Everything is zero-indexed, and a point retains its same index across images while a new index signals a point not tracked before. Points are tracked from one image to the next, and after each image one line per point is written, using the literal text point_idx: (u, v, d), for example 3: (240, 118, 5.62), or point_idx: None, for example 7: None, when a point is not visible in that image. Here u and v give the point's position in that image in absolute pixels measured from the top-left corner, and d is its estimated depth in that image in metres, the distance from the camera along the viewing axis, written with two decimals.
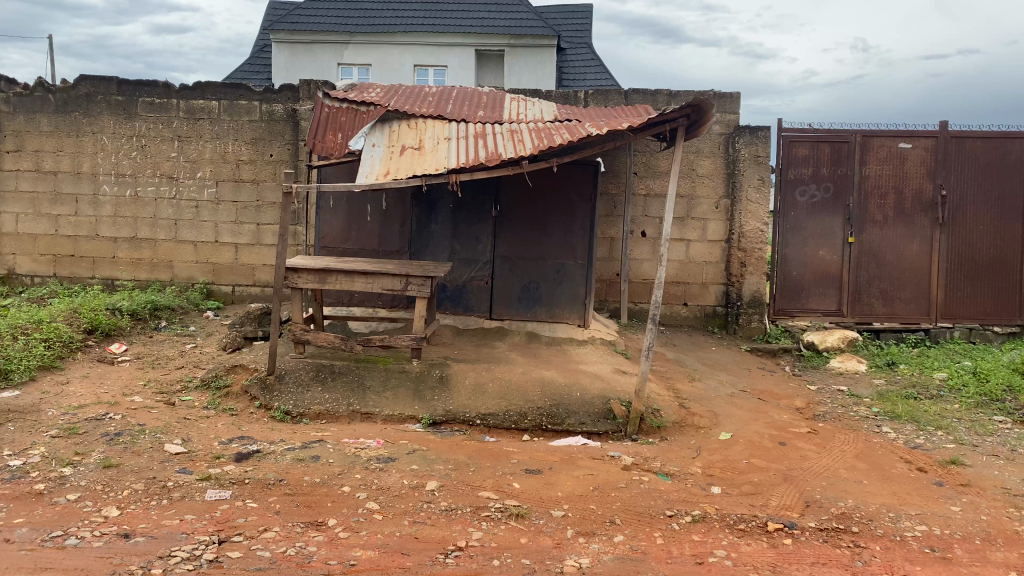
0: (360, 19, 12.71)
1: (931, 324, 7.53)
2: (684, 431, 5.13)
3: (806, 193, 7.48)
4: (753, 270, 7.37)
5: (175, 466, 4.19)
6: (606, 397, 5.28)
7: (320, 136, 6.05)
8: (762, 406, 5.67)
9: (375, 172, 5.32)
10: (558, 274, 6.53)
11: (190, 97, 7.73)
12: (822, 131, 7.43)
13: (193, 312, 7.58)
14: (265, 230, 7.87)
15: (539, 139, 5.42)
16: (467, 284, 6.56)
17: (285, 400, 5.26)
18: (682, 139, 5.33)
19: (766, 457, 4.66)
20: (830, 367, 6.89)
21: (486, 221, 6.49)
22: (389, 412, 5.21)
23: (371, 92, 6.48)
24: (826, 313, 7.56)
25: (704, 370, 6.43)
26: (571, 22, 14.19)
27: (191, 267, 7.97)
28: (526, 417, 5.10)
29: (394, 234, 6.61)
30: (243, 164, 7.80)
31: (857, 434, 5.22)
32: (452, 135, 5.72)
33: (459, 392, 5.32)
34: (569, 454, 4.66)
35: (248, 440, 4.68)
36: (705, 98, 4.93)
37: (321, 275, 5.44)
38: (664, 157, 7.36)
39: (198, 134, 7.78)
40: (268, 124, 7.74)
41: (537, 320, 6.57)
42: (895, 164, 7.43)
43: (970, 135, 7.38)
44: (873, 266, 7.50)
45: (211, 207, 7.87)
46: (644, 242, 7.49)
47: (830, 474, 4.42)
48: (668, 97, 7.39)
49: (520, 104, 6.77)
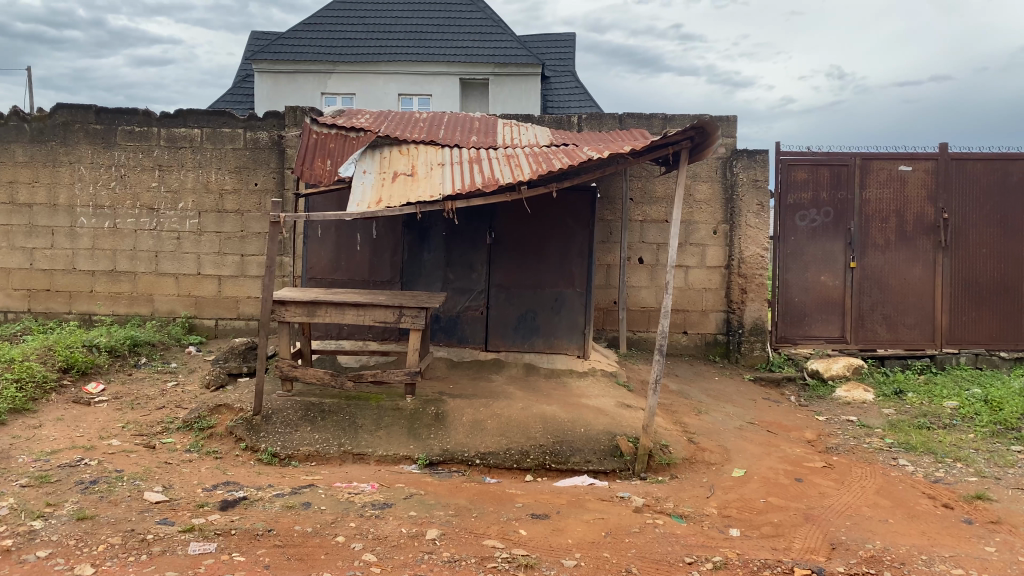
0: (343, 48, 12.55)
1: (936, 349, 7.35)
2: (694, 468, 4.88)
3: (806, 217, 7.32)
4: (754, 297, 7.18)
5: (155, 517, 3.88)
6: (611, 433, 5.03)
7: (308, 162, 5.76)
8: (773, 440, 5.44)
9: (367, 200, 5.07)
10: (555, 304, 6.33)
11: (171, 125, 7.49)
12: (821, 154, 7.28)
13: (175, 348, 7.28)
14: (249, 261, 7.60)
15: (537, 163, 5.22)
16: (462, 314, 6.34)
17: (273, 441, 4.95)
18: (685, 163, 5.12)
19: (784, 496, 4.41)
20: (837, 397, 6.67)
21: (481, 249, 6.29)
22: (383, 452, 4.91)
23: (360, 119, 6.25)
24: (830, 340, 7.37)
25: (709, 402, 6.20)
26: (555, 51, 14.10)
27: (173, 301, 7.68)
28: (528, 455, 4.83)
29: (384, 264, 6.36)
30: (226, 194, 7.55)
31: (874, 468, 4.99)
32: (446, 161, 5.51)
33: (457, 430, 5.06)
34: (576, 496, 4.40)
35: (234, 485, 4.39)
36: (709, 119, 4.73)
37: (310, 308, 5.16)
38: (660, 182, 7.18)
39: (179, 163, 7.53)
40: (253, 153, 7.49)
41: (535, 351, 6.34)
42: (895, 187, 7.29)
43: (971, 157, 7.26)
44: (876, 291, 7.32)
45: (193, 238, 7.60)
46: (641, 269, 7.28)
47: (853, 513, 4.18)
48: (663, 121, 7.20)
49: (513, 129, 6.59)
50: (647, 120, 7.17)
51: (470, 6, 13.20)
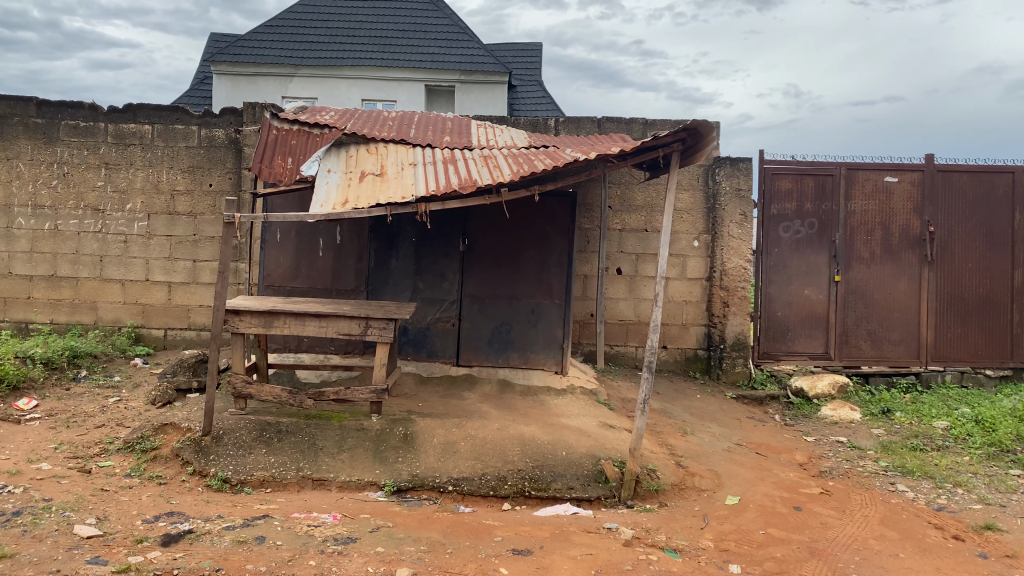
0: (305, 51, 12.08)
1: (921, 367, 7.11)
2: (685, 495, 4.52)
3: (790, 228, 7.05)
4: (736, 311, 6.89)
5: (86, 554, 3.38)
6: (595, 456, 4.65)
7: (267, 160, 5.28)
8: (764, 463, 5.12)
9: (331, 200, 4.64)
10: (532, 316, 5.96)
11: (120, 120, 6.98)
12: (805, 164, 7.03)
13: (119, 359, 6.73)
14: (202, 267, 7.09)
15: (518, 165, 4.86)
16: (432, 326, 5.94)
17: (223, 464, 4.49)
18: (676, 167, 4.76)
19: (785, 527, 4.06)
20: (823, 416, 6.39)
21: (453, 256, 5.91)
22: (346, 477, 4.47)
23: (324, 115, 5.82)
24: (813, 356, 7.09)
25: (693, 422, 5.85)
26: (522, 60, 13.78)
27: (118, 309, 7.14)
28: (505, 482, 4.44)
29: (349, 271, 5.92)
30: (178, 195, 7.05)
31: (872, 494, 4.68)
32: (418, 161, 5.13)
33: (427, 453, 4.64)
34: (559, 527, 4.02)
35: (179, 516, 3.90)
36: (703, 120, 4.38)
37: (266, 318, 4.71)
38: (641, 190, 6.87)
39: (128, 162, 7.02)
40: (208, 151, 7.01)
41: (510, 366, 5.96)
42: (881, 199, 7.06)
43: (957, 169, 7.06)
44: (860, 306, 7.07)
45: (142, 242, 7.08)
46: (619, 281, 6.95)
47: (860, 547, 3.85)
48: (643, 126, 6.88)
49: (488, 130, 6.21)
50: (627, 124, 6.84)
51: (436, 12, 12.84)
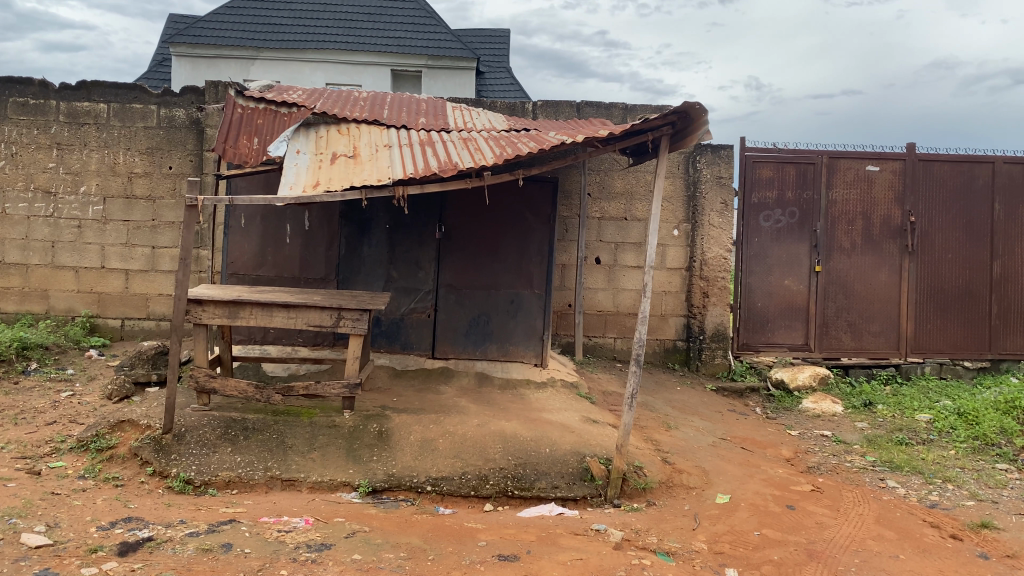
0: (268, 33, 11.67)
1: (901, 359, 7.03)
2: (673, 493, 4.34)
3: (771, 218, 6.91)
4: (716, 301, 6.73)
5: (34, 567, 3.07)
6: (580, 454, 4.45)
7: (232, 140, 4.95)
8: (752, 459, 4.96)
9: (301, 182, 4.35)
10: (511, 307, 5.75)
11: (73, 98, 6.60)
12: (787, 152, 6.88)
13: (73, 351, 6.37)
14: (161, 254, 6.73)
15: (500, 147, 4.62)
16: (406, 317, 5.69)
17: (186, 464, 4.19)
18: (666, 151, 4.53)
19: (780, 527, 3.90)
20: (805, 409, 6.27)
21: (429, 244, 5.66)
22: (318, 477, 4.22)
23: (292, 94, 5.52)
24: (793, 348, 6.97)
25: (676, 416, 5.68)
26: (489, 46, 13.50)
27: (71, 298, 6.76)
28: (487, 481, 4.22)
29: (318, 259, 5.64)
30: (136, 178, 6.68)
31: (863, 491, 4.55)
32: (393, 143, 4.87)
33: (404, 451, 4.41)
34: (545, 530, 3.81)
35: (137, 523, 3.61)
36: (694, 102, 4.16)
37: (231, 309, 4.43)
38: (621, 177, 6.67)
39: (81, 142, 6.64)
40: (167, 132, 6.66)
41: (487, 359, 5.74)
42: (862, 188, 6.95)
43: (938, 159, 6.97)
44: (841, 297, 6.96)
45: (97, 227, 6.71)
46: (598, 270, 6.75)
47: (859, 548, 3.69)
48: (623, 111, 6.67)
49: (464, 112, 5.95)
50: (606, 109, 6.63)
51: None
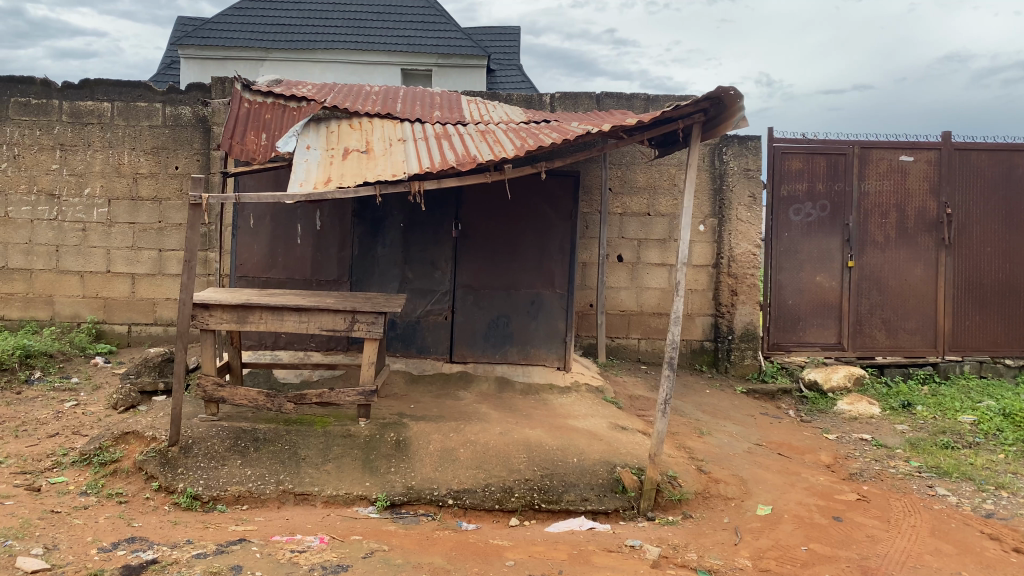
0: (276, 34, 11.45)
1: (939, 357, 6.73)
2: (710, 504, 4.08)
3: (800, 211, 6.62)
4: (745, 299, 6.45)
5: None
6: (611, 463, 4.18)
7: (239, 135, 4.70)
8: (790, 466, 4.69)
9: (312, 178, 4.10)
10: (532, 308, 5.49)
11: (76, 97, 6.40)
12: (817, 142, 6.60)
13: (78, 359, 6.16)
14: (168, 257, 6.51)
15: (520, 139, 4.37)
16: (422, 319, 5.45)
17: (193, 479, 3.96)
18: (697, 141, 4.26)
19: (828, 541, 3.63)
20: (840, 411, 5.99)
21: (445, 243, 5.42)
22: (332, 491, 3.97)
23: (302, 88, 5.28)
24: (825, 347, 6.68)
25: (708, 420, 5.42)
26: (499, 44, 13.24)
27: (77, 303, 6.55)
28: (512, 493, 3.96)
29: (330, 260, 5.40)
30: (141, 179, 6.46)
31: (912, 500, 4.26)
32: (407, 137, 4.63)
33: (422, 462, 4.16)
34: (576, 547, 3.56)
35: (141, 544, 3.37)
36: (725, 88, 3.89)
37: (240, 314, 4.19)
38: (643, 170, 6.40)
39: (85, 143, 6.43)
40: (173, 131, 6.43)
41: (508, 363, 5.49)
42: (896, 179, 6.65)
43: (975, 147, 6.66)
44: (875, 293, 6.67)
45: (102, 230, 6.50)
46: (621, 268, 6.48)
47: (917, 564, 3.41)
48: (645, 101, 6.39)
49: (481, 105, 5.70)
50: (628, 99, 6.35)
51: None
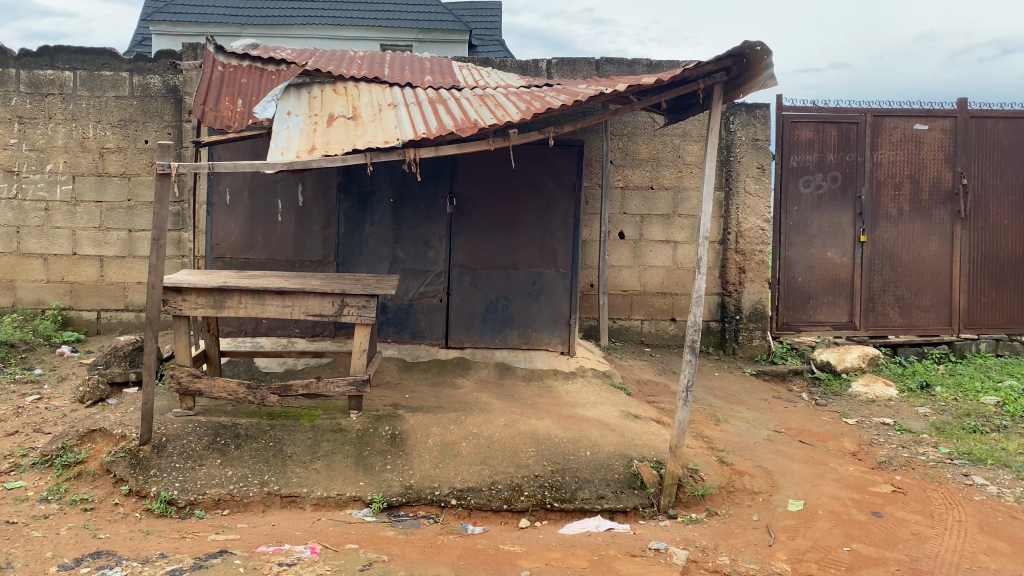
0: (250, 9, 10.91)
1: (954, 335, 6.44)
2: (736, 500, 3.75)
3: (811, 183, 6.28)
4: (754, 277, 6.11)
5: None
6: (627, 457, 3.83)
7: (212, 101, 4.25)
8: (815, 455, 4.37)
9: (294, 147, 3.69)
10: (533, 288, 5.13)
11: (34, 65, 5.92)
12: (827, 110, 6.25)
13: (43, 348, 5.73)
14: (139, 238, 6.06)
15: (524, 103, 3.99)
16: (415, 302, 5.07)
17: (167, 482, 3.57)
18: (716, 102, 3.89)
19: (871, 541, 3.31)
20: (856, 393, 5.69)
21: (439, 219, 5.03)
22: (322, 492, 3.60)
23: (280, 51, 4.84)
24: (836, 326, 6.38)
25: (721, 406, 5.09)
26: (481, 20, 12.76)
27: (41, 289, 6.10)
28: (521, 492, 3.61)
29: (315, 239, 4.99)
30: (108, 154, 6.00)
31: (951, 490, 3.94)
32: (398, 102, 4.22)
33: (421, 458, 3.79)
34: (597, 551, 3.20)
35: (107, 559, 2.98)
36: (750, 46, 3.51)
37: (216, 298, 3.79)
38: (646, 142, 6.02)
39: (46, 115, 5.96)
40: (142, 102, 5.97)
41: (508, 348, 5.13)
42: (910, 148, 6.32)
43: (992, 115, 6.34)
44: (888, 269, 6.36)
45: (66, 210, 6.04)
46: (622, 246, 6.12)
47: (974, 566, 3.08)
48: (648, 67, 6.00)
49: (474, 70, 5.29)
50: (629, 65, 5.96)
51: None
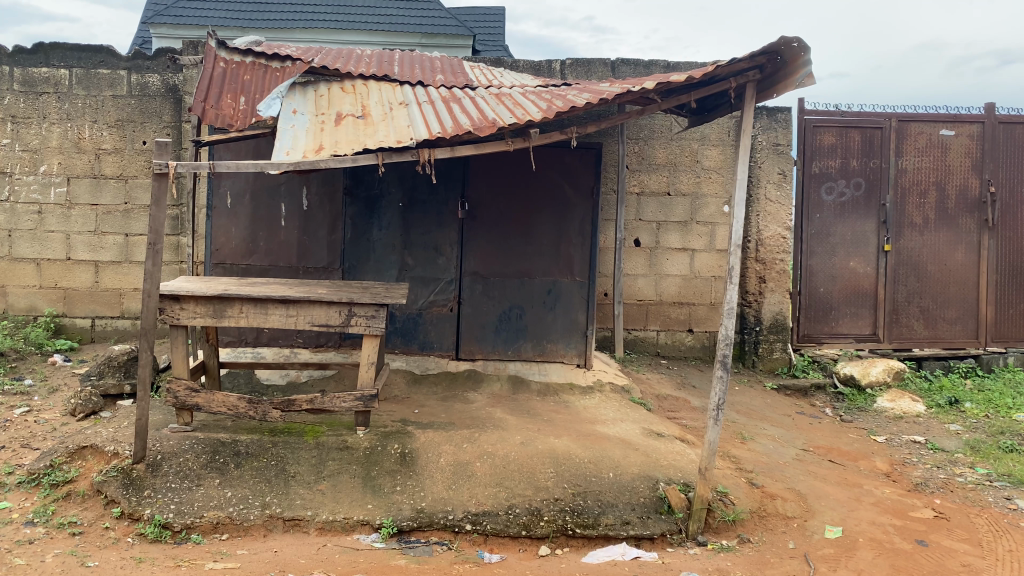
0: (252, 12, 10.71)
1: (980, 349, 6.22)
2: (770, 526, 3.51)
3: (833, 190, 6.06)
4: (774, 287, 5.89)
5: None
6: (652, 479, 3.60)
7: (214, 99, 4.03)
8: (848, 476, 4.14)
9: (301, 146, 3.45)
10: (547, 298, 4.90)
11: (28, 63, 5.71)
12: (851, 115, 6.03)
13: (34, 357, 5.49)
14: (136, 243, 5.83)
15: (544, 102, 3.76)
16: (424, 312, 4.84)
17: (162, 503, 3.33)
18: (748, 101, 3.67)
19: (919, 572, 3.07)
20: (882, 409, 5.45)
21: (450, 225, 4.81)
22: (327, 515, 3.36)
23: (286, 49, 4.63)
24: (859, 338, 6.16)
25: (745, 423, 4.86)
26: (485, 26, 12.55)
27: (33, 295, 5.86)
28: (541, 516, 3.37)
29: (320, 244, 4.77)
30: (104, 155, 5.77)
31: (995, 515, 3.71)
32: (410, 101, 4.00)
33: (433, 479, 3.55)
34: None
35: None
36: (784, 42, 3.28)
37: (216, 306, 3.56)
38: (663, 146, 5.80)
39: (40, 115, 5.74)
40: (140, 102, 5.75)
41: (521, 360, 4.90)
42: (936, 155, 6.10)
43: (1021, 121, 6.12)
44: (913, 279, 6.13)
45: (60, 213, 5.80)
46: (638, 253, 5.89)
47: None
48: (665, 69, 5.78)
49: (487, 70, 5.07)
50: (646, 67, 5.75)
51: None
